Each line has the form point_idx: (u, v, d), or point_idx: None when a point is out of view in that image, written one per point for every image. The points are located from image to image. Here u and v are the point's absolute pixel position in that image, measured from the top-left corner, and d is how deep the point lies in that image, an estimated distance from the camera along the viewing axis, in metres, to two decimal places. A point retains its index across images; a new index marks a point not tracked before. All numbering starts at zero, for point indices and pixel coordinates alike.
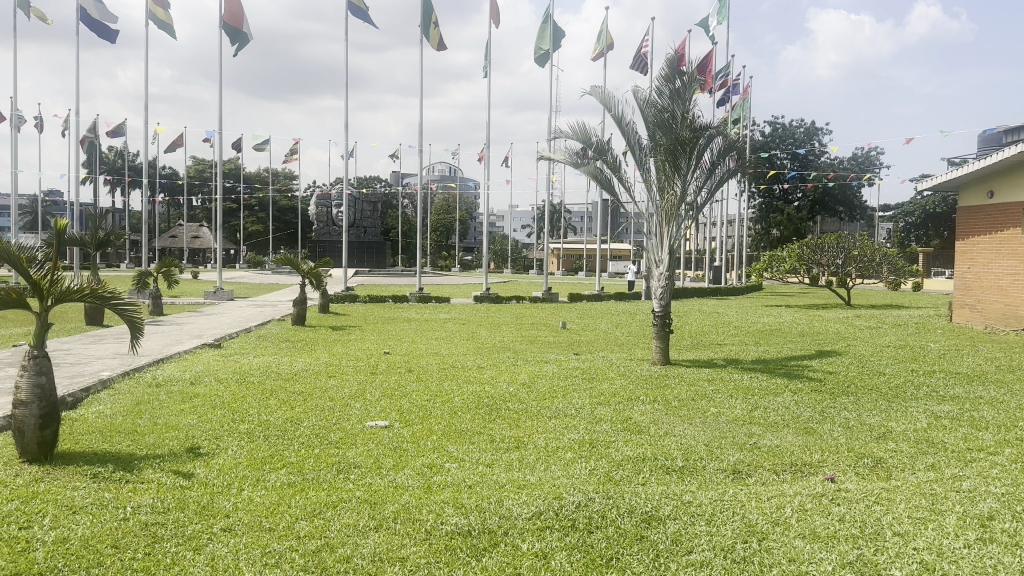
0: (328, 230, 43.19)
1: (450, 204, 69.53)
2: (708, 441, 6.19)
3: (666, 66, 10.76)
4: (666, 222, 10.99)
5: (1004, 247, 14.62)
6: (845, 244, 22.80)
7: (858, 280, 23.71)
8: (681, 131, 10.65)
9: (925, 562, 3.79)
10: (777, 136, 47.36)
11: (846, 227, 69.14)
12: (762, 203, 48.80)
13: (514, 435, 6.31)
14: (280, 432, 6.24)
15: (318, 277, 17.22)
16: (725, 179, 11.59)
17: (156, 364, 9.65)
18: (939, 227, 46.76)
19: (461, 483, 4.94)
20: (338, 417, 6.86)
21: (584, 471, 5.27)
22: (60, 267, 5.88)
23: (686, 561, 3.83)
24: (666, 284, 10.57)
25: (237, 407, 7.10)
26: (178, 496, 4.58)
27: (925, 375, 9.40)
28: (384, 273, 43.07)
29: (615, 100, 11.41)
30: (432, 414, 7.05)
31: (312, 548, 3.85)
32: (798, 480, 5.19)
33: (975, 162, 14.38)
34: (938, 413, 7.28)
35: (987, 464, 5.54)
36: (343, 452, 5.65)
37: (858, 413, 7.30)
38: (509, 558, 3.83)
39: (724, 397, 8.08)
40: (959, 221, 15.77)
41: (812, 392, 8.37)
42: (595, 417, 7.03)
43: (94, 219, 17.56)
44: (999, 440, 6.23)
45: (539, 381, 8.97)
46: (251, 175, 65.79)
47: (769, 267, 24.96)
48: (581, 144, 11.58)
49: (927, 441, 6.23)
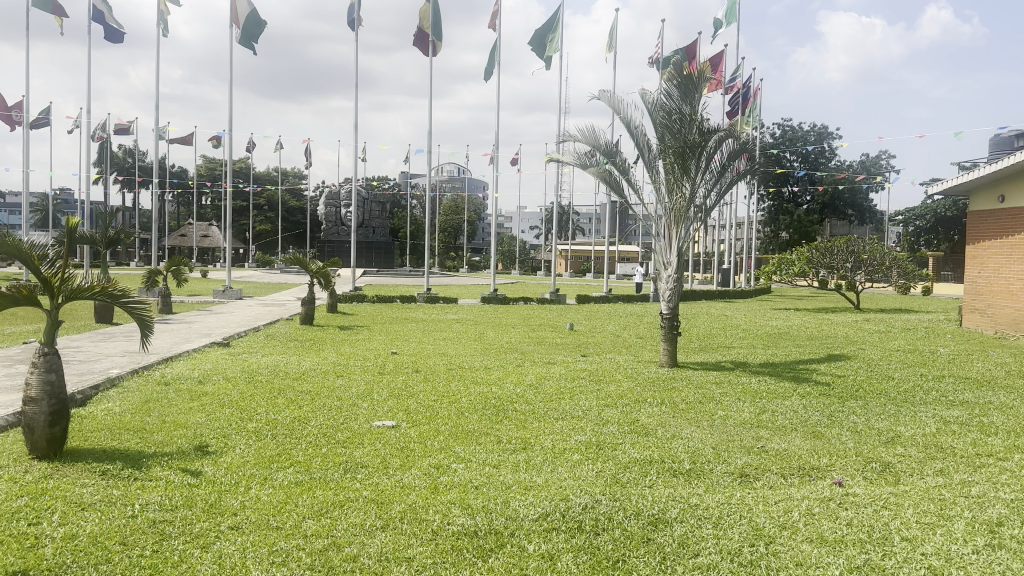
0: (336, 230, 43.17)
1: (459, 204, 69.54)
2: (716, 443, 6.20)
3: (676, 68, 10.71)
4: (675, 224, 10.95)
5: (1015, 253, 14.52)
6: (855, 248, 22.53)
7: (868, 284, 23.40)
8: (690, 133, 10.63)
9: (932, 568, 3.77)
10: (786, 139, 47.24)
11: (855, 229, 69.14)
12: (772, 206, 48.59)
13: (521, 437, 6.29)
14: (288, 431, 6.23)
15: (327, 277, 17.12)
16: (735, 182, 11.52)
17: (165, 363, 9.65)
18: (949, 231, 46.42)
19: (468, 483, 4.95)
20: (346, 416, 6.87)
21: (591, 472, 5.27)
22: (72, 266, 5.90)
23: (692, 564, 3.82)
24: (674, 285, 10.54)
25: (245, 407, 7.09)
26: (187, 494, 4.60)
27: (936, 380, 9.34)
28: (389, 274, 43.10)
29: (624, 102, 11.39)
30: (439, 414, 7.06)
31: (319, 548, 3.85)
32: (807, 484, 5.18)
33: (984, 167, 14.27)
34: (948, 417, 7.27)
35: (996, 469, 5.50)
36: (350, 452, 5.66)
37: (866, 417, 7.28)
38: (515, 560, 3.83)
39: (732, 400, 8.07)
40: (970, 225, 15.71)
41: (821, 396, 8.34)
42: (602, 419, 7.03)
43: (105, 217, 17.55)
44: (1009, 446, 6.18)
45: (546, 382, 8.98)
46: (261, 176, 66.06)
47: (778, 270, 24.84)
48: (590, 146, 11.59)
49: (935, 445, 6.23)
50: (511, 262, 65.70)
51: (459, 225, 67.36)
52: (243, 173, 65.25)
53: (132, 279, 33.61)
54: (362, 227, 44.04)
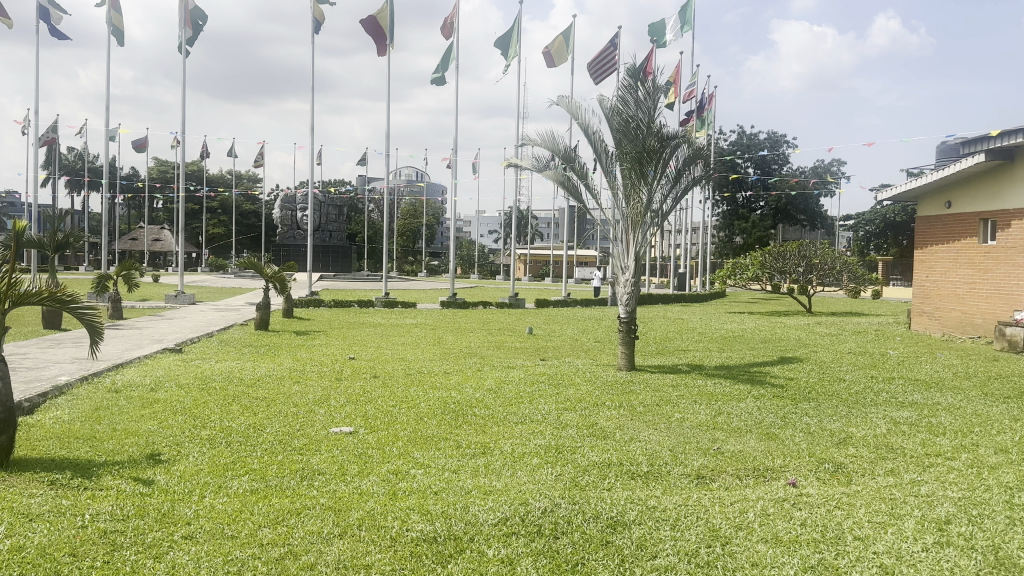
0: (293, 234, 42.67)
1: (418, 208, 69.19)
2: (674, 445, 6.26)
3: (632, 73, 10.86)
4: (632, 229, 11.03)
5: (960, 257, 14.98)
6: (806, 253, 23.07)
7: (819, 288, 23.81)
8: (648, 139, 10.77)
9: (883, 566, 3.86)
10: (741, 145, 47.99)
11: (807, 234, 70.56)
12: (726, 211, 49.16)
13: (480, 441, 6.31)
14: (243, 439, 6.14)
15: (282, 281, 16.89)
16: (690, 188, 11.61)
17: (116, 369, 9.46)
18: (897, 236, 47.69)
19: (428, 488, 4.93)
20: (302, 423, 6.78)
21: (550, 476, 5.30)
22: (17, 269, 5.72)
23: (650, 566, 3.86)
24: (632, 289, 10.61)
25: (200, 413, 6.99)
26: (138, 503, 4.49)
27: (885, 382, 9.58)
28: (347, 278, 42.69)
29: (582, 108, 11.47)
30: (397, 421, 6.99)
31: (275, 556, 3.80)
32: (760, 484, 5.27)
33: (932, 173, 14.69)
34: (897, 419, 7.44)
35: (945, 469, 5.67)
36: (308, 459, 5.60)
37: (818, 419, 7.43)
38: (475, 565, 3.82)
39: (688, 403, 8.17)
40: (920, 230, 16.13)
41: (775, 398, 8.50)
42: (562, 423, 7.05)
43: (53, 220, 17.08)
44: (957, 446, 6.37)
45: (506, 386, 8.96)
46: (215, 180, 65.00)
47: (733, 275, 25.18)
48: (549, 151, 11.63)
49: (885, 446, 6.38)
50: (471, 267, 65.49)
51: (417, 230, 66.99)
52: (196, 176, 64.06)
53: (81, 284, 32.75)
54: (318, 230, 43.59)
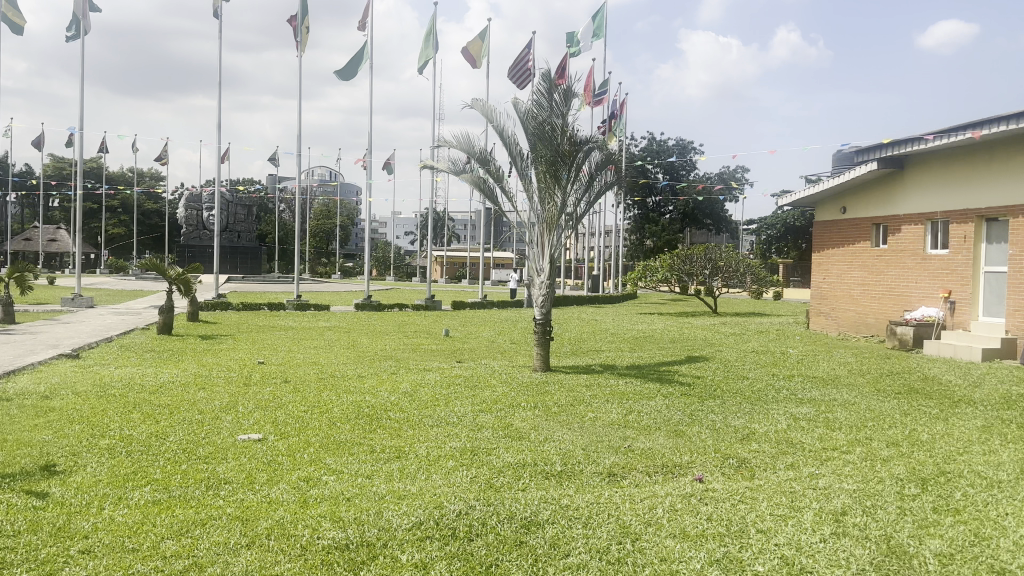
0: (199, 234, 41.21)
1: (331, 210, 67.98)
2: (587, 444, 6.36)
3: (546, 78, 10.99)
4: (547, 232, 11.14)
5: (855, 259, 15.76)
6: (712, 256, 23.83)
7: (724, 290, 24.64)
8: (561, 143, 10.90)
9: (784, 558, 4.02)
10: (652, 151, 49.19)
11: (713, 237, 72.95)
12: (638, 214, 50.28)
13: (395, 445, 6.25)
14: (145, 448, 5.89)
15: (187, 283, 16.30)
16: (603, 192, 11.81)
17: (5, 376, 8.92)
18: (797, 240, 49.83)
19: (340, 495, 4.85)
20: (208, 431, 6.55)
21: (465, 478, 5.29)
22: None
23: (563, 564, 3.91)
24: (547, 291, 10.72)
25: (98, 422, 6.67)
26: (30, 518, 4.25)
27: (786, 379, 10.00)
28: (256, 281, 41.53)
29: (497, 110, 11.52)
30: (309, 426, 6.84)
31: (179, 569, 3.66)
32: (669, 481, 5.42)
33: (829, 180, 15.42)
34: (797, 415, 7.76)
35: (840, 462, 5.96)
36: (214, 467, 5.42)
37: (724, 416, 7.68)
38: (388, 571, 3.78)
39: (600, 402, 8.31)
40: (818, 234, 16.91)
41: (683, 396, 8.74)
42: (477, 425, 7.05)
43: None
44: (851, 439, 6.70)
45: (421, 389, 8.91)
46: (116, 177, 62.16)
47: (643, 278, 25.75)
48: (464, 153, 11.63)
49: (786, 441, 6.65)
50: (386, 269, 64.78)
51: (330, 231, 65.80)
52: (95, 173, 61.09)
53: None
54: (226, 231, 42.25)
